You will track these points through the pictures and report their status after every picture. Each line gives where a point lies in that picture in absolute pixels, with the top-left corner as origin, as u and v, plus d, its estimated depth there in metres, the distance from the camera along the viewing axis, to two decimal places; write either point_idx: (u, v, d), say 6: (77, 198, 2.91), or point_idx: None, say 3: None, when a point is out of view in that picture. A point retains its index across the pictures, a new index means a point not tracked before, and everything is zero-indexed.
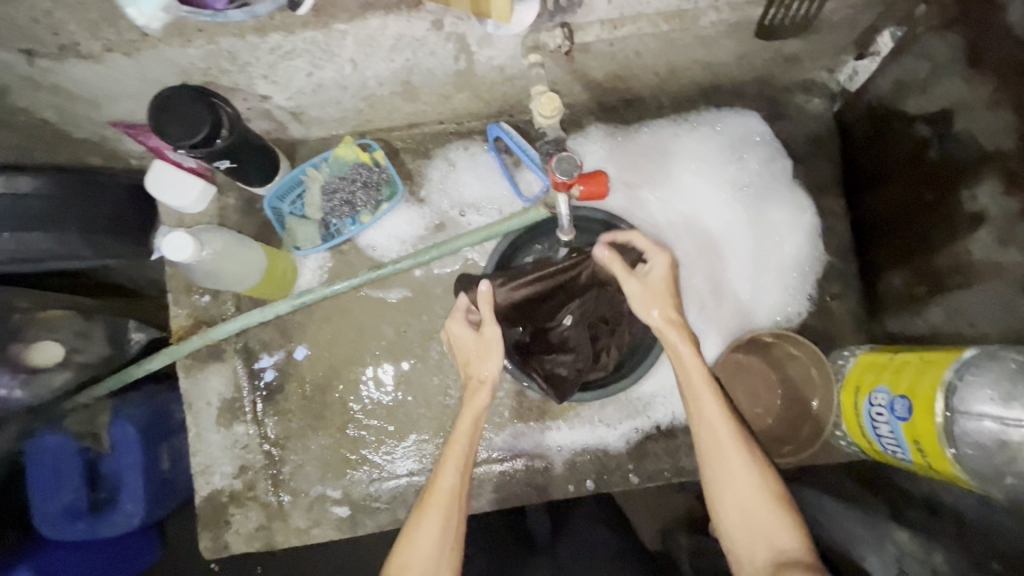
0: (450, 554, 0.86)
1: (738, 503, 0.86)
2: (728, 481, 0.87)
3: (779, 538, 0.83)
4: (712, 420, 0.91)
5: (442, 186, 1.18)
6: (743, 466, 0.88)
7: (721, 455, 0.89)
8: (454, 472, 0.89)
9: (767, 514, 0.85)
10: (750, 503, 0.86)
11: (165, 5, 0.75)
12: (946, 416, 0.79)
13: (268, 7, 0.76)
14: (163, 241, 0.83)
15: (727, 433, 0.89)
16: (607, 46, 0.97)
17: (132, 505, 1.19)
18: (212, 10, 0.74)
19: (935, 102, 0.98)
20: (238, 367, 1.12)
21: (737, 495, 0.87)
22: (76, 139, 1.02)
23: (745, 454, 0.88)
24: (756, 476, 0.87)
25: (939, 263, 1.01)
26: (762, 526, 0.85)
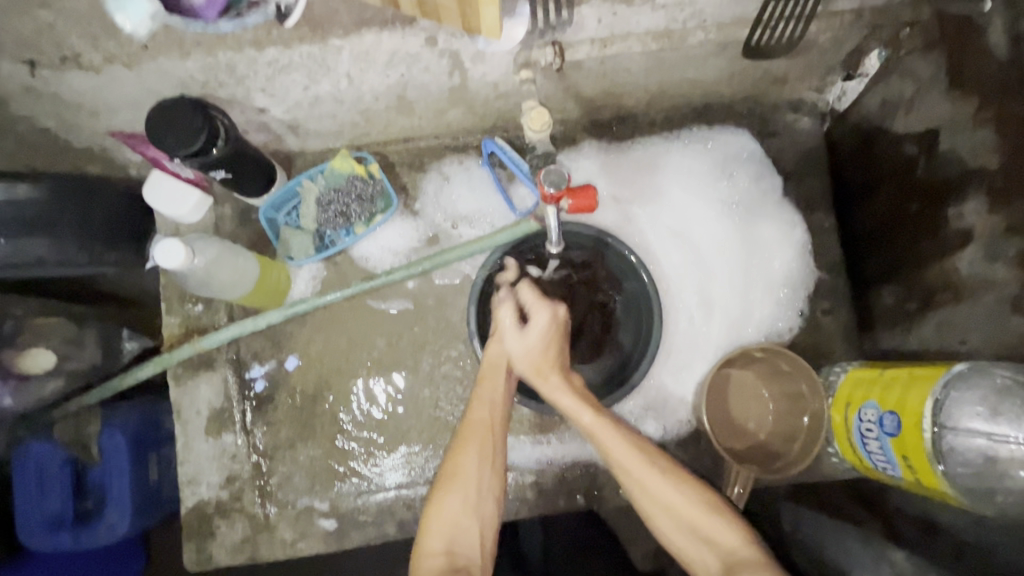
0: (485, 504, 0.89)
1: (677, 523, 0.87)
2: (658, 506, 0.88)
3: (726, 540, 0.84)
4: (615, 451, 0.91)
5: (436, 199, 1.19)
6: (664, 485, 0.88)
7: (640, 480, 0.89)
8: (487, 406, 0.95)
9: (710, 525, 0.85)
10: (679, 515, 0.87)
11: (149, 14, 0.72)
12: (933, 432, 0.78)
13: (259, 19, 0.74)
14: (153, 248, 0.83)
15: (628, 456, 0.90)
16: (598, 64, 0.99)
17: (116, 515, 1.16)
18: (202, 21, 0.71)
19: (920, 121, 1.00)
20: (229, 375, 1.12)
21: (669, 517, 0.87)
22: (76, 148, 1.04)
23: (659, 474, 0.89)
24: (683, 491, 0.88)
25: (928, 279, 1.02)
26: (706, 540, 0.85)
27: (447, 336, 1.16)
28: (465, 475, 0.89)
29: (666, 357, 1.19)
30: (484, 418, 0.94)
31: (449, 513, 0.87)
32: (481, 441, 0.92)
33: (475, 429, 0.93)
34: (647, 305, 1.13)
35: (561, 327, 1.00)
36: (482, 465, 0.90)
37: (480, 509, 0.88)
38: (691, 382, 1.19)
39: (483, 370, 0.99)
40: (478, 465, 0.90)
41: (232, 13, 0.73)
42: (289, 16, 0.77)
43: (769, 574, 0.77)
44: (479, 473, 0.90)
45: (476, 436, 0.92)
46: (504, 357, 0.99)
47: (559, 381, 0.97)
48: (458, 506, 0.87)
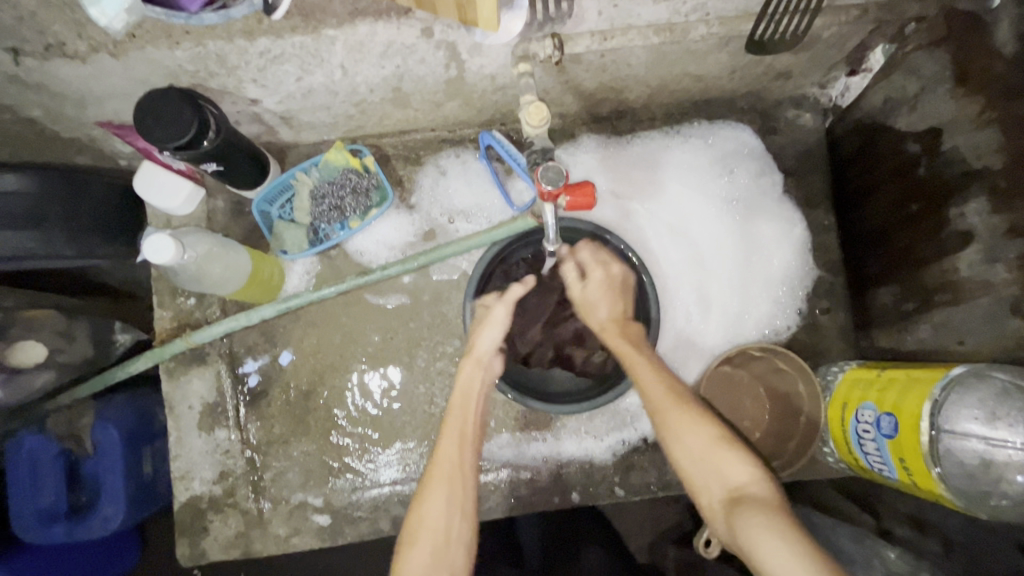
0: (453, 552, 0.85)
1: (692, 456, 0.86)
2: (677, 438, 0.87)
3: (735, 476, 0.83)
4: (649, 384, 0.93)
5: (432, 193, 1.17)
6: (687, 420, 0.88)
7: (666, 413, 0.89)
8: (456, 445, 0.92)
9: (722, 460, 0.84)
10: (698, 447, 0.86)
11: (127, 7, 0.72)
12: (931, 434, 0.78)
13: (243, 11, 0.73)
14: (146, 244, 0.82)
15: (662, 392, 0.91)
16: (597, 57, 0.97)
17: (111, 509, 1.15)
18: (187, 12, 0.71)
19: (924, 118, 0.98)
20: (222, 370, 1.11)
21: (688, 450, 0.86)
22: (64, 139, 1.02)
23: (685, 409, 0.89)
24: (703, 424, 0.87)
25: (927, 279, 1.01)
26: (716, 474, 0.84)
27: (443, 332, 1.14)
28: (431, 524, 0.86)
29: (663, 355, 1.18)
30: (451, 462, 0.91)
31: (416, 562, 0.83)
32: (448, 485, 0.88)
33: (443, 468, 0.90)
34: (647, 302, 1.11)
35: (618, 283, 1.07)
36: (451, 508, 0.87)
37: (448, 561, 0.84)
38: (688, 380, 1.18)
39: (453, 403, 0.97)
40: (444, 513, 0.87)
41: (217, 5, 0.73)
42: (276, 8, 0.76)
43: (773, 511, 0.77)
44: (450, 522, 0.86)
45: (439, 479, 0.89)
46: (475, 384, 1.00)
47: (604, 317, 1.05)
48: (426, 561, 0.83)
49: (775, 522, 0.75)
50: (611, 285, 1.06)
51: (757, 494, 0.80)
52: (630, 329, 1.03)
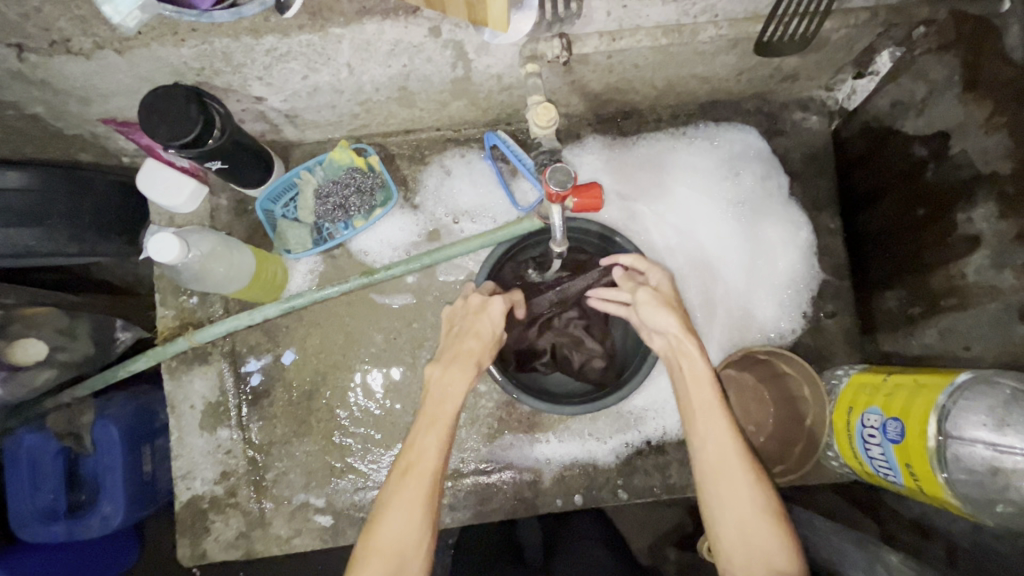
0: None
1: (739, 529, 0.80)
2: (729, 505, 0.82)
3: (774, 564, 0.78)
4: (719, 438, 0.85)
5: (437, 193, 1.17)
6: (748, 490, 0.81)
7: (726, 476, 0.82)
8: (435, 452, 0.85)
9: (768, 539, 0.79)
10: (748, 523, 0.80)
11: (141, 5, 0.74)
12: (938, 439, 0.78)
13: (254, 9, 0.76)
14: (151, 243, 0.81)
15: (735, 454, 0.83)
16: (605, 58, 0.97)
17: (110, 508, 1.15)
18: (197, 10, 0.74)
19: (932, 122, 0.98)
20: (224, 370, 1.11)
21: (739, 522, 0.80)
22: (67, 136, 1.01)
23: (750, 477, 0.82)
24: (761, 497, 0.81)
25: (933, 283, 1.01)
26: (760, 549, 0.79)
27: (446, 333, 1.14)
28: (390, 535, 0.79)
29: None
30: (424, 466, 0.83)
31: None
32: (424, 499, 0.81)
33: (420, 476, 0.83)
34: None
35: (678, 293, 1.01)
36: (414, 526, 0.80)
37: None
38: None
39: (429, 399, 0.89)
40: (405, 525, 0.79)
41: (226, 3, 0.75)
42: (289, 6, 0.77)
43: None
44: (412, 537, 0.79)
45: (409, 484, 0.82)
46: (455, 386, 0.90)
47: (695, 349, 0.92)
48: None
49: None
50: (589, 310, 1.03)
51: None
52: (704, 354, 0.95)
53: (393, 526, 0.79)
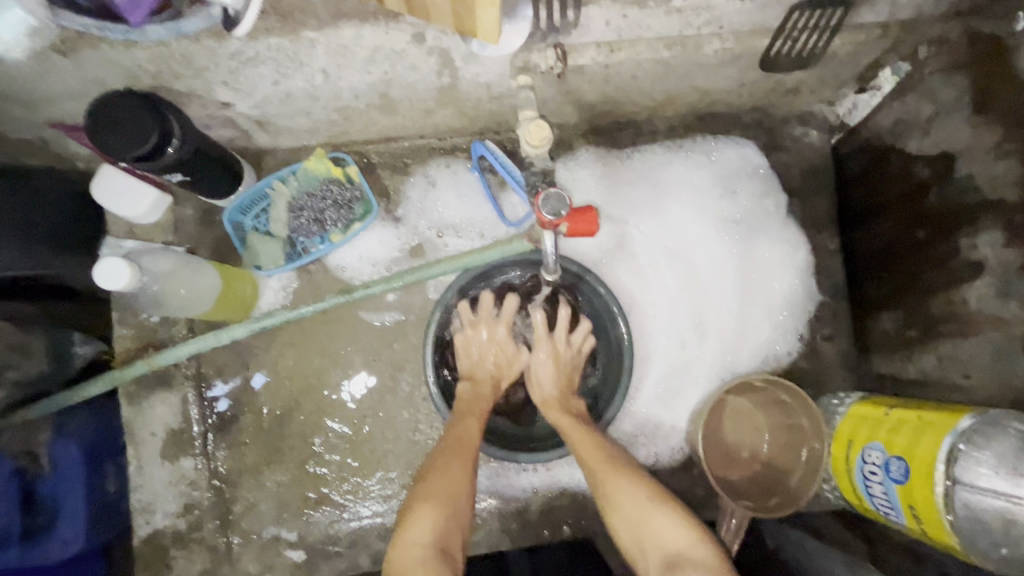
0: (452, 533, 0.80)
1: (639, 533, 0.81)
2: (619, 510, 0.84)
3: (668, 538, 0.79)
4: (581, 448, 0.91)
5: (420, 206, 1.10)
6: (626, 490, 0.85)
7: (609, 480, 0.87)
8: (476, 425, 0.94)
9: (664, 525, 0.81)
10: (637, 511, 0.83)
11: (30, 29, 0.66)
12: (946, 485, 0.74)
13: (198, 24, 0.66)
14: (97, 266, 0.73)
15: (601, 465, 0.88)
16: (601, 68, 0.91)
17: (71, 533, 0.89)
18: (125, 25, 0.63)
19: (937, 143, 0.94)
20: (189, 395, 1.03)
21: (629, 517, 0.83)
22: (12, 139, 0.91)
23: (623, 475, 0.87)
24: (640, 489, 0.85)
25: (933, 309, 0.97)
26: (653, 533, 0.81)
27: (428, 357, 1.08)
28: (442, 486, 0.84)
29: (658, 383, 1.13)
30: (472, 440, 0.91)
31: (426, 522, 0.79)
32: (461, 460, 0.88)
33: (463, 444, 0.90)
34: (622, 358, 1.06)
35: (563, 359, 1.05)
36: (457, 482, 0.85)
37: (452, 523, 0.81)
38: (683, 409, 1.13)
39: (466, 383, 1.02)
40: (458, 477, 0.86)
41: (167, 13, 0.65)
42: (238, 22, 0.65)
43: None
44: (455, 499, 0.83)
45: (455, 450, 0.89)
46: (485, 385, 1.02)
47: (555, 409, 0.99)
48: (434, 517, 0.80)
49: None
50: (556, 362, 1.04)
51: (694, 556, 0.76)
52: (572, 403, 1.01)
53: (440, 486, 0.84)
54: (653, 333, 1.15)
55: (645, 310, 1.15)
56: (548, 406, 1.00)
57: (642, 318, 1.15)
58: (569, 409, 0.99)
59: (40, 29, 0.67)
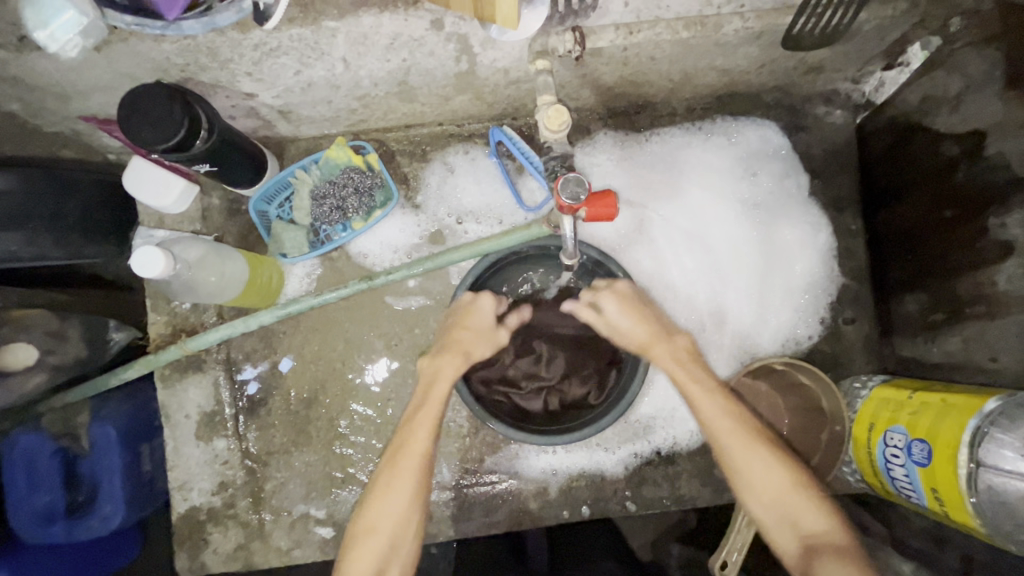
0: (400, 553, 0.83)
1: (774, 510, 0.83)
2: (753, 480, 0.85)
3: (808, 521, 0.82)
4: (715, 419, 0.88)
5: (439, 192, 1.11)
6: (771, 467, 0.85)
7: (743, 455, 0.86)
8: (426, 439, 0.88)
9: (801, 506, 0.83)
10: (773, 491, 0.84)
11: (81, 28, 0.69)
12: (969, 467, 0.74)
13: (230, 18, 0.69)
14: (134, 255, 0.76)
15: (740, 441, 0.86)
16: (619, 51, 0.90)
17: (110, 508, 1.03)
18: (164, 22, 0.68)
19: (967, 120, 0.91)
20: (220, 379, 1.07)
21: (762, 496, 0.84)
22: (47, 133, 0.95)
23: (762, 449, 0.86)
24: (780, 468, 0.85)
25: (960, 289, 0.95)
26: (792, 516, 0.83)
27: None
28: (389, 518, 0.84)
29: None
30: (415, 456, 0.87)
31: (373, 554, 0.82)
32: (407, 482, 0.85)
33: (410, 460, 0.87)
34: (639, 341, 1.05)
35: (631, 300, 0.98)
36: (399, 511, 0.84)
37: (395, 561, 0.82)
38: None
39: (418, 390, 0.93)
40: (394, 510, 0.84)
41: (199, 9, 0.69)
42: (269, 16, 0.72)
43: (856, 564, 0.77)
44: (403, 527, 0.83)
45: (392, 470, 0.86)
46: (446, 375, 0.93)
47: (665, 350, 0.95)
48: (373, 557, 0.82)
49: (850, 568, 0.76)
50: (630, 304, 0.97)
51: (832, 538, 0.80)
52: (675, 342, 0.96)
53: (380, 519, 0.84)
54: (670, 317, 1.14)
55: (665, 294, 1.14)
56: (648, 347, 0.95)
57: (661, 300, 1.14)
58: (676, 352, 0.95)
59: (89, 28, 0.70)
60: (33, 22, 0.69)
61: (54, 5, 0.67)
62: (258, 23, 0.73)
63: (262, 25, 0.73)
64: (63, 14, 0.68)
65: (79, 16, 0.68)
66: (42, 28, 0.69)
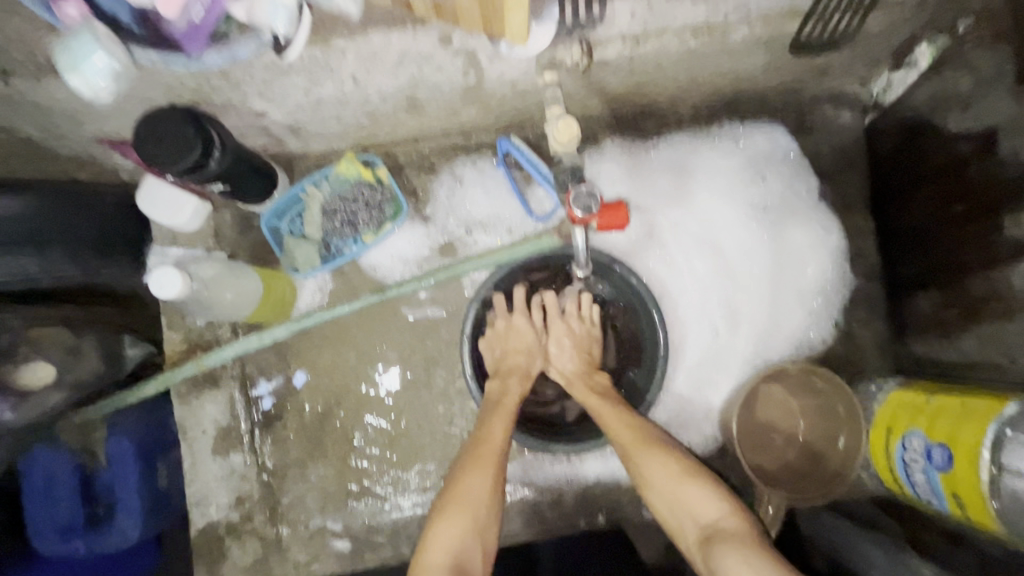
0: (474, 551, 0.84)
1: (666, 500, 0.87)
2: (648, 476, 0.89)
3: (698, 511, 0.84)
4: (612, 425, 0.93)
5: (448, 203, 1.12)
6: (655, 461, 0.89)
7: (636, 450, 0.90)
8: (502, 432, 0.93)
9: (699, 498, 0.85)
10: (671, 492, 0.87)
11: (115, 71, 0.67)
12: (991, 472, 0.73)
13: (251, 49, 0.69)
14: (151, 277, 0.77)
15: (632, 438, 0.91)
16: (626, 60, 0.90)
17: (128, 521, 1.03)
18: (186, 56, 0.68)
19: (978, 120, 0.90)
20: (235, 394, 1.07)
21: (662, 491, 0.88)
22: (62, 155, 0.96)
23: (654, 446, 0.90)
24: (669, 465, 0.88)
25: (974, 290, 0.94)
26: (684, 506, 0.85)
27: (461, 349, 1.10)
28: (471, 496, 0.87)
29: (688, 373, 1.13)
30: (495, 446, 0.91)
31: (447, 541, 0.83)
32: (493, 467, 0.89)
33: (489, 449, 0.91)
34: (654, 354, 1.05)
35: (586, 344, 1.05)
36: (486, 492, 0.88)
37: (479, 536, 0.85)
38: (717, 399, 1.13)
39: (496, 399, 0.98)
40: (484, 492, 0.88)
41: (219, 40, 0.68)
42: (289, 48, 0.69)
43: (744, 546, 0.77)
44: (478, 514, 0.86)
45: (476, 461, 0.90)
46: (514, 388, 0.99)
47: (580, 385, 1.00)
48: (457, 534, 0.84)
49: (744, 555, 0.76)
50: (575, 346, 1.04)
51: (727, 526, 0.81)
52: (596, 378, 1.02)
53: (467, 498, 0.86)
54: (682, 322, 1.14)
55: (676, 299, 1.14)
56: (571, 384, 1.01)
57: (673, 306, 1.14)
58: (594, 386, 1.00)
59: (120, 71, 0.68)
60: (64, 67, 0.65)
61: (86, 47, 0.64)
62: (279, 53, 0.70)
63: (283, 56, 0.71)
64: (100, 57, 0.65)
65: (114, 58, 0.66)
66: (75, 72, 0.65)
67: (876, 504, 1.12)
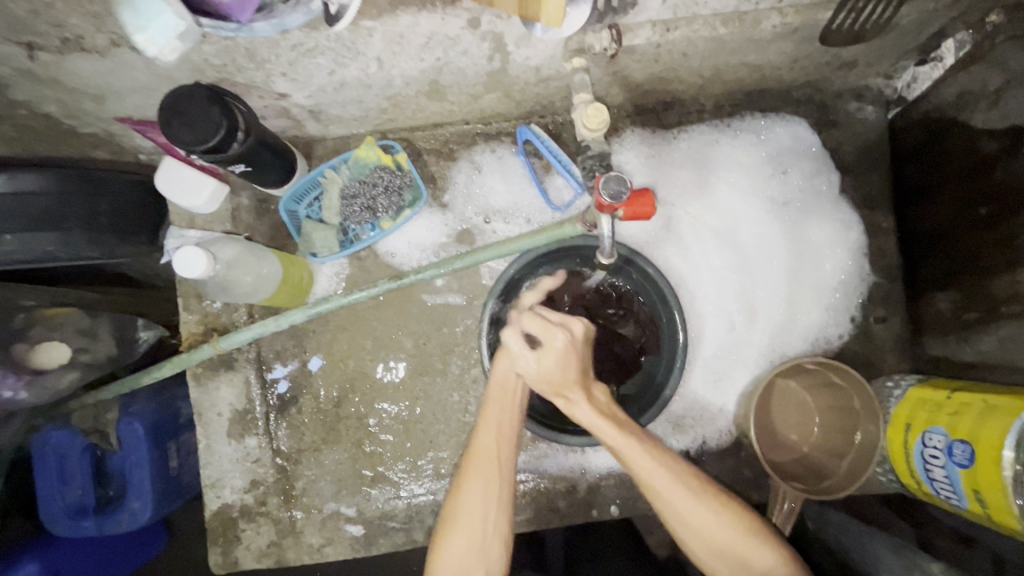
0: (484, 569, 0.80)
1: (714, 550, 0.79)
2: (694, 529, 0.79)
3: (757, 564, 0.78)
4: (653, 473, 0.80)
5: (466, 191, 1.11)
6: (706, 515, 0.79)
7: (680, 505, 0.79)
8: (494, 438, 0.85)
9: (742, 550, 0.78)
10: (715, 543, 0.79)
11: (179, 32, 0.68)
12: (1015, 469, 0.73)
13: (299, 19, 0.70)
14: (176, 257, 0.77)
15: (674, 487, 0.79)
16: (653, 48, 0.89)
17: (139, 503, 1.02)
18: (236, 22, 0.67)
19: (1006, 115, 0.88)
20: (251, 377, 1.07)
21: (707, 541, 0.79)
22: (82, 134, 0.96)
23: (701, 496, 0.79)
24: (721, 517, 0.79)
25: (996, 288, 0.93)
26: (739, 558, 0.78)
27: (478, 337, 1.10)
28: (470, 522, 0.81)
29: (704, 367, 1.13)
30: (495, 459, 0.83)
31: (455, 557, 0.79)
32: (485, 480, 0.82)
33: (485, 461, 0.83)
34: (672, 354, 1.05)
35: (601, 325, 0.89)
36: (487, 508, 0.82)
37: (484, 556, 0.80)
38: (732, 392, 1.13)
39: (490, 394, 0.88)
40: (481, 507, 0.82)
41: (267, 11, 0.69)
42: (341, 18, 0.71)
43: None
44: (485, 522, 0.81)
45: (474, 471, 0.83)
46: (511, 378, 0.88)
47: (584, 403, 0.83)
48: (462, 560, 0.80)
49: None
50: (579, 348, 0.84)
51: None
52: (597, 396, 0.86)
53: (463, 513, 0.81)
54: (698, 315, 1.14)
55: (692, 292, 1.14)
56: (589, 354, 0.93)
57: (689, 298, 1.14)
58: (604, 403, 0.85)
59: (186, 32, 0.68)
60: (132, 27, 0.66)
61: (154, 9, 0.65)
62: (329, 24, 0.72)
63: (332, 26, 0.73)
64: (163, 20, 0.66)
65: (177, 20, 0.66)
66: (142, 33, 0.66)
67: (886, 502, 1.12)
